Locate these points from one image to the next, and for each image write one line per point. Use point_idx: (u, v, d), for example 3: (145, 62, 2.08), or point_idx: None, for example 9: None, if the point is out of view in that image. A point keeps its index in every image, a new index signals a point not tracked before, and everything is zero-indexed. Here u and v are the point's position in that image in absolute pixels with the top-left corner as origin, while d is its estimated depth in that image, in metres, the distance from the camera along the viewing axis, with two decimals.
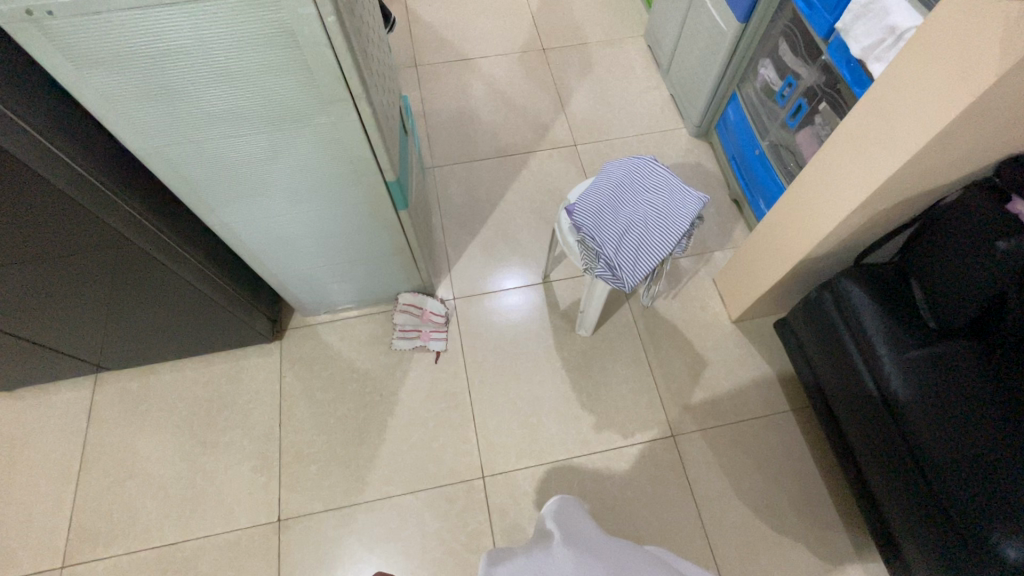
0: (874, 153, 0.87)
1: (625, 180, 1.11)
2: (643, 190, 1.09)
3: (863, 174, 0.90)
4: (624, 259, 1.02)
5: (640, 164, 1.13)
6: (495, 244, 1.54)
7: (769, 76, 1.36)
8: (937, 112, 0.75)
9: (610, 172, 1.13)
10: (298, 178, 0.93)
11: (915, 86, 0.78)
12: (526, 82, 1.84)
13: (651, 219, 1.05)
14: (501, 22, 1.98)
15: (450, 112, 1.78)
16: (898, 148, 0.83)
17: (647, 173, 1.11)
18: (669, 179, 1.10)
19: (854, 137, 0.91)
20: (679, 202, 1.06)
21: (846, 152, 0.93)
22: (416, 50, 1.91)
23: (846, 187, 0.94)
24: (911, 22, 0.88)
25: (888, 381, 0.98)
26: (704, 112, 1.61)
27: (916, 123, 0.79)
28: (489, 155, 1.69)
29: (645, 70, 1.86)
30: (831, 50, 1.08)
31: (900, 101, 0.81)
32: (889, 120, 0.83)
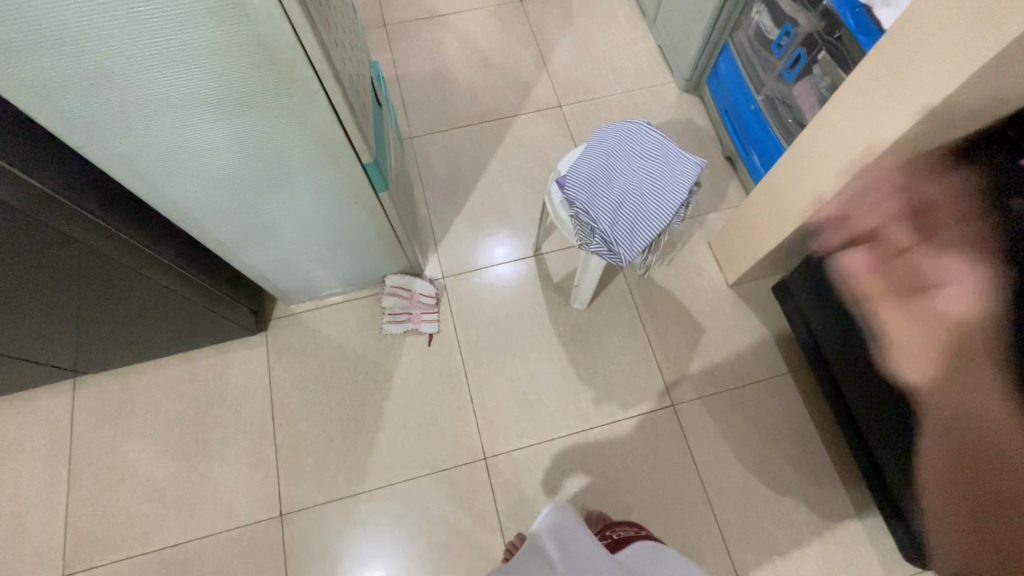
0: (886, 108, 0.82)
1: (617, 146, 1.04)
2: (637, 156, 1.03)
3: (874, 132, 0.85)
4: (620, 233, 0.98)
5: (633, 127, 1.06)
6: (481, 218, 1.47)
7: (764, 23, 1.28)
8: (958, 63, 0.71)
9: (601, 138, 1.06)
10: (267, 166, 0.86)
11: (934, 35, 0.72)
12: (504, 38, 1.72)
13: (648, 189, 1.00)
14: None
15: (425, 75, 1.66)
16: (913, 104, 0.78)
17: (641, 138, 1.04)
18: (664, 145, 1.04)
19: (862, 93, 0.85)
20: (676, 170, 1.01)
21: (854, 108, 0.88)
22: (383, 8, 1.76)
23: (852, 146, 0.90)
24: None
25: None
26: (695, 65, 1.52)
27: (934, 77, 0.74)
28: (469, 121, 1.59)
29: (630, 19, 1.75)
30: None
31: (915, 52, 0.76)
32: (903, 72, 0.78)
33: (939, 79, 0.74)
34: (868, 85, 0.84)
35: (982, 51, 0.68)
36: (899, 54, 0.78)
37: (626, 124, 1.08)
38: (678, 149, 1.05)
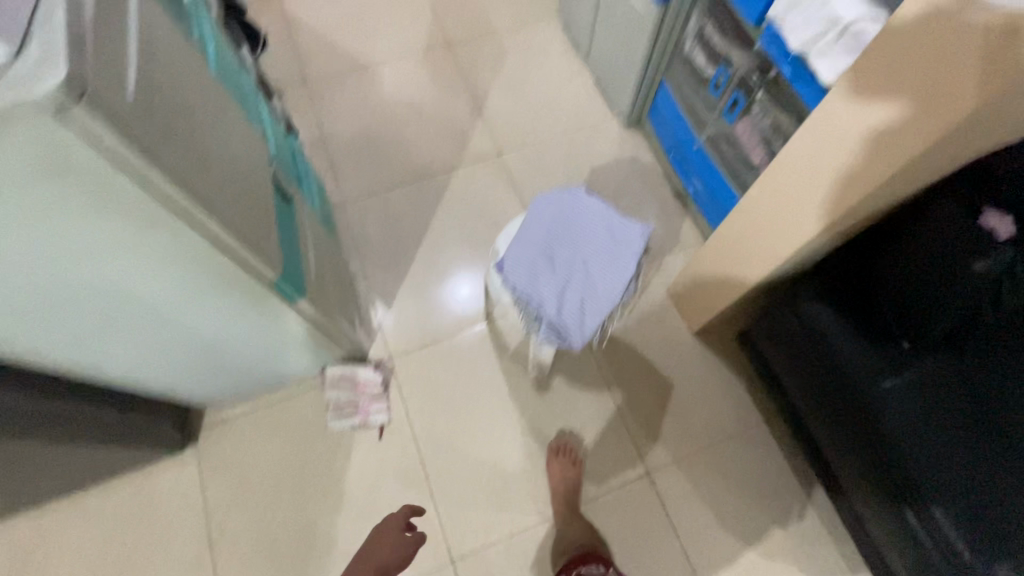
0: (842, 165, 0.77)
1: (557, 218, 0.95)
2: (580, 228, 0.94)
3: (831, 188, 0.80)
4: (569, 316, 0.90)
5: (572, 194, 0.97)
6: (426, 285, 1.37)
7: (700, 62, 1.24)
8: (923, 121, 0.66)
9: (538, 209, 0.96)
10: (154, 301, 0.73)
11: (891, 90, 0.68)
12: (435, 85, 1.62)
13: (594, 266, 0.92)
14: (396, 15, 1.73)
15: (353, 132, 1.55)
16: (874, 160, 0.73)
17: (582, 208, 0.95)
18: (607, 213, 0.95)
19: (807, 158, 0.80)
20: (622, 241, 0.93)
21: (806, 164, 0.82)
22: (302, 62, 1.65)
23: (804, 207, 0.84)
24: (855, 11, 0.75)
25: (870, 411, 0.89)
26: (634, 102, 1.46)
27: (896, 133, 0.70)
28: (404, 179, 1.49)
29: (564, 53, 1.67)
30: (764, 41, 0.93)
31: (869, 108, 0.71)
32: (857, 129, 0.73)
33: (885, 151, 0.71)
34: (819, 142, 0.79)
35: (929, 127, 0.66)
36: (852, 110, 0.73)
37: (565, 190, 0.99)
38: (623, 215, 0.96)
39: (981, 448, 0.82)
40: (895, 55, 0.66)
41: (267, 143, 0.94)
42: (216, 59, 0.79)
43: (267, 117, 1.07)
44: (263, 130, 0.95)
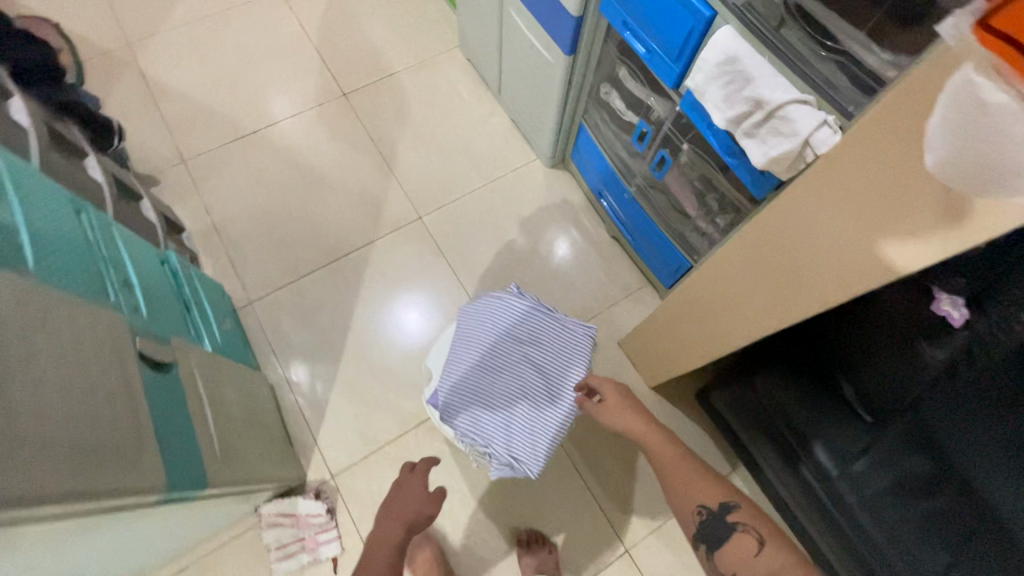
0: (786, 285, 0.68)
1: (494, 330, 0.86)
2: (521, 338, 0.86)
3: (778, 302, 0.71)
4: (519, 447, 0.80)
5: (505, 299, 0.88)
6: (360, 383, 1.24)
7: (616, 105, 1.13)
8: (870, 267, 0.56)
9: (471, 323, 0.88)
10: None
11: (836, 225, 0.57)
12: (335, 146, 1.45)
13: (542, 380, 0.83)
14: (279, 69, 1.54)
15: (249, 216, 1.37)
16: (821, 287, 0.63)
17: (518, 314, 0.87)
18: (546, 315, 0.88)
19: (747, 259, 0.72)
20: (567, 347, 0.86)
21: (747, 271, 0.73)
22: (176, 138, 1.43)
23: (748, 304, 0.76)
24: (781, 93, 0.67)
25: (838, 491, 0.88)
26: (554, 144, 1.36)
27: (840, 270, 0.59)
28: (317, 263, 1.33)
29: (472, 91, 1.54)
30: (684, 106, 0.84)
31: (813, 234, 0.61)
32: (801, 253, 0.63)
33: (832, 280, 0.61)
34: (767, 252, 0.69)
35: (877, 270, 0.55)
36: (797, 231, 0.63)
37: (496, 294, 0.90)
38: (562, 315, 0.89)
39: (951, 529, 0.82)
40: (839, 189, 0.55)
41: (128, 305, 0.77)
42: (28, 238, 0.62)
43: (133, 257, 0.88)
44: (120, 290, 0.77)
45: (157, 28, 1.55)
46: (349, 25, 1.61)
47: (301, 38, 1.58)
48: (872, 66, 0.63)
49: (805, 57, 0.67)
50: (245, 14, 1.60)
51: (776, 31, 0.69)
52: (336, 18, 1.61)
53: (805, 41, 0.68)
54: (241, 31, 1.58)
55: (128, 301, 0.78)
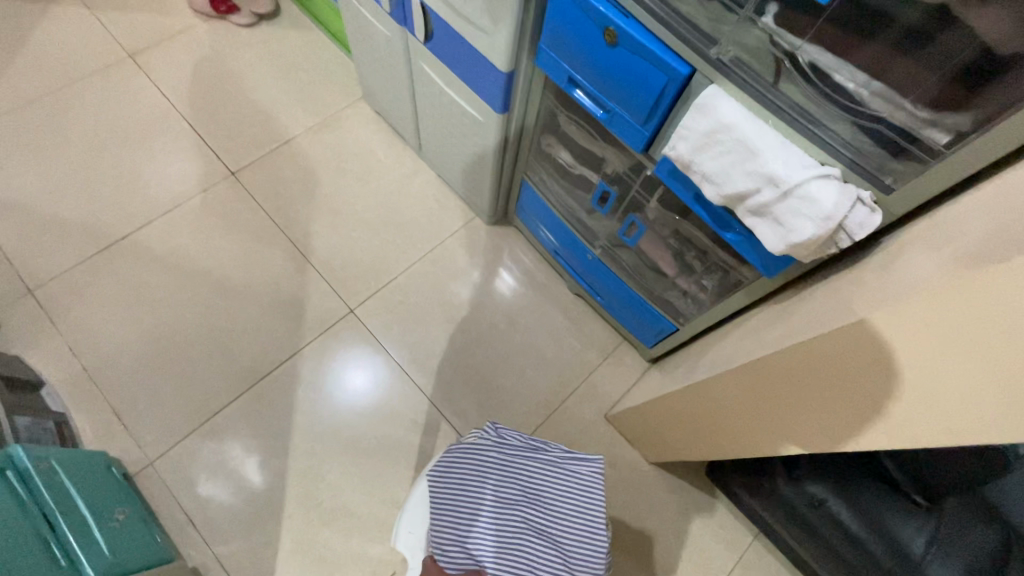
0: (845, 418, 0.54)
1: (483, 492, 0.67)
2: (519, 497, 0.68)
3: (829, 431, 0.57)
4: None
5: (488, 448, 0.71)
6: (310, 537, 1.01)
7: (565, 159, 0.97)
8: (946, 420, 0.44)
9: (453, 486, 0.67)
10: None
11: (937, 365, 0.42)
12: (232, 240, 1.20)
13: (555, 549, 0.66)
14: (144, 154, 1.25)
15: (131, 348, 1.09)
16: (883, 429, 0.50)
17: (508, 464, 0.70)
18: (541, 458, 0.72)
19: (787, 373, 0.60)
20: (574, 495, 0.70)
21: (792, 385, 0.60)
22: (17, 263, 1.12)
23: (789, 418, 0.63)
24: (795, 168, 0.54)
25: None
26: (495, 201, 1.18)
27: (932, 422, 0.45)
28: (231, 393, 1.08)
29: (389, 149, 1.33)
30: (661, 173, 0.70)
31: (868, 367, 0.49)
32: (866, 386, 0.50)
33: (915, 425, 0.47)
34: (808, 371, 0.57)
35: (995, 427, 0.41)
36: (848, 362, 0.51)
37: (473, 440, 0.72)
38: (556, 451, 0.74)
39: None
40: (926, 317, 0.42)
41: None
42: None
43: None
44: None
45: None
46: (226, 89, 1.34)
47: (167, 111, 1.30)
48: (899, 122, 0.50)
49: (816, 117, 0.54)
50: (89, 90, 1.30)
51: (773, 87, 0.55)
52: (207, 81, 1.35)
53: (809, 96, 0.55)
54: (87, 112, 1.28)
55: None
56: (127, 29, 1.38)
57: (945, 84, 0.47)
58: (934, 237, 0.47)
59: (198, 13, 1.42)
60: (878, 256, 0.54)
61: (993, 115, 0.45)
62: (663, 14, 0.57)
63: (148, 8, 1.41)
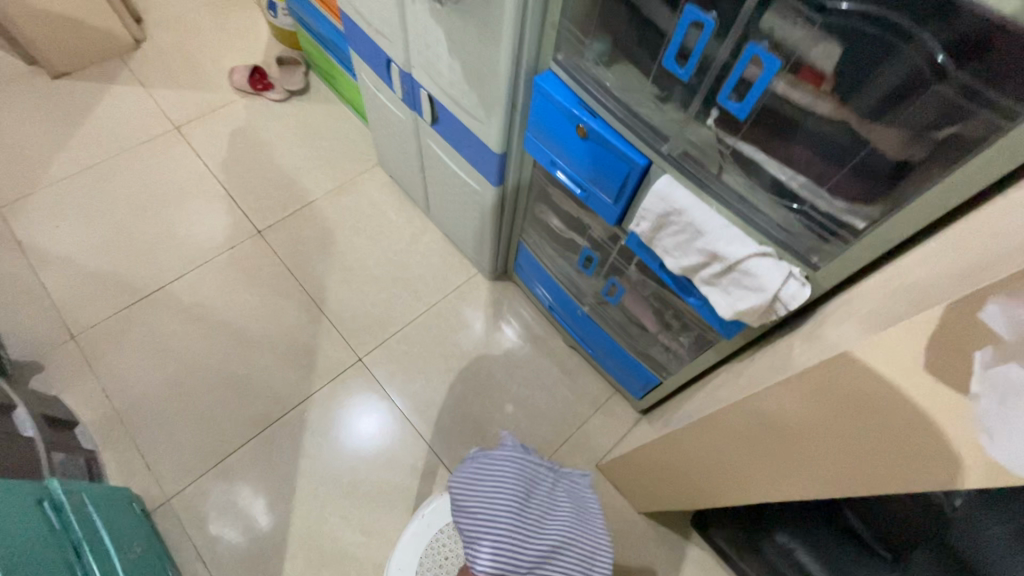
0: (787, 466, 0.61)
1: (523, 503, 0.62)
2: (549, 507, 0.65)
3: (777, 478, 0.64)
4: None
5: (512, 455, 0.67)
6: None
7: (556, 225, 1.08)
8: (859, 467, 0.51)
9: (487, 497, 0.60)
10: None
11: (849, 425, 0.50)
12: (255, 293, 1.31)
13: (591, 551, 0.64)
14: (180, 214, 1.40)
15: (157, 391, 1.18)
16: (816, 476, 0.57)
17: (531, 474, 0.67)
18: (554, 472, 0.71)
19: (735, 429, 0.66)
20: (583, 505, 0.70)
21: (740, 441, 0.66)
22: (62, 312, 1.24)
23: (747, 470, 0.68)
24: (736, 246, 0.62)
25: None
26: (495, 260, 1.28)
27: (850, 470, 0.53)
28: (245, 435, 1.16)
29: (400, 210, 1.46)
30: (632, 243, 0.79)
31: (796, 423, 0.56)
32: (797, 438, 0.57)
33: (838, 473, 0.54)
34: (750, 427, 0.63)
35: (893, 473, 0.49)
36: (781, 420, 0.58)
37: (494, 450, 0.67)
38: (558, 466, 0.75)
39: None
40: (827, 384, 0.50)
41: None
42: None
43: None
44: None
45: (34, 188, 1.39)
46: (257, 157, 1.50)
47: (204, 176, 1.46)
48: (825, 210, 0.58)
49: (753, 203, 0.63)
50: (138, 158, 1.47)
51: (716, 178, 0.64)
52: (241, 150, 1.51)
53: (748, 184, 0.63)
54: (134, 177, 1.44)
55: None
56: (174, 105, 1.56)
57: (851, 179, 0.54)
58: (848, 309, 0.55)
59: (236, 91, 1.60)
60: (806, 325, 0.61)
61: (891, 207, 0.52)
62: (624, 116, 0.68)
63: (193, 86, 1.60)
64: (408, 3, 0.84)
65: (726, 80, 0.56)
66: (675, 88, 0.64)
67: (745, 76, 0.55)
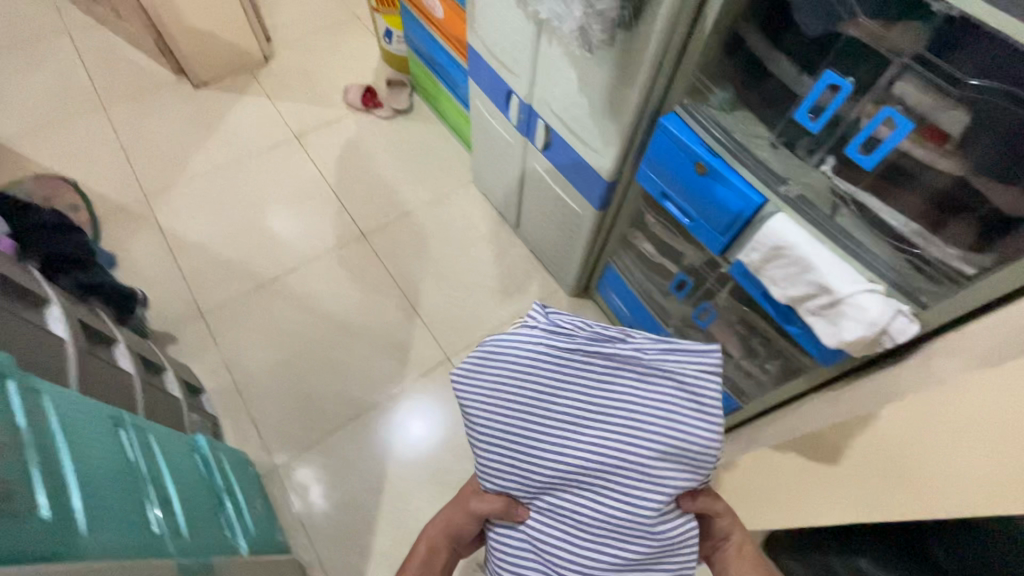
0: (879, 485, 0.66)
1: (534, 405, 0.62)
2: (589, 402, 0.61)
3: (865, 498, 0.68)
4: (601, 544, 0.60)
5: (541, 342, 0.63)
6: (397, 555, 1.15)
7: (648, 249, 1.15)
8: (957, 493, 0.55)
9: (496, 396, 0.63)
10: None
11: (956, 447, 0.55)
12: (357, 289, 1.44)
13: (635, 451, 0.59)
14: (295, 214, 1.56)
15: (270, 369, 1.32)
16: (910, 499, 0.61)
17: (561, 369, 0.62)
18: (607, 356, 0.62)
19: (838, 450, 0.71)
20: (652, 397, 0.60)
21: (838, 459, 0.72)
22: (193, 291, 1.41)
23: (836, 491, 0.73)
24: (847, 283, 0.69)
25: None
26: (579, 277, 1.37)
27: (947, 493, 0.56)
28: (343, 417, 1.28)
29: (490, 224, 1.57)
30: (736, 271, 0.86)
31: (905, 444, 0.61)
32: (900, 456, 0.62)
33: (934, 498, 0.58)
34: (855, 448, 0.68)
35: (989, 500, 0.52)
36: (889, 440, 0.63)
37: (524, 332, 0.64)
38: (640, 339, 0.63)
39: None
40: (942, 401, 0.56)
41: (147, 468, 0.75)
42: (36, 472, 0.53)
43: (166, 475, 0.79)
44: (135, 439, 0.76)
45: (174, 181, 1.59)
46: (364, 168, 1.65)
47: (318, 182, 1.62)
48: (938, 257, 0.63)
49: (867, 244, 0.69)
50: (262, 161, 1.65)
51: (831, 218, 0.71)
52: (350, 160, 1.67)
53: (862, 229, 0.70)
54: (258, 178, 1.61)
55: (148, 463, 0.76)
56: (295, 116, 1.75)
57: (967, 231, 0.60)
58: (954, 347, 0.61)
59: (348, 106, 1.77)
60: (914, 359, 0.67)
61: (1004, 261, 0.56)
62: (745, 158, 0.76)
63: (312, 100, 1.79)
64: (544, 46, 0.95)
65: (855, 137, 0.64)
66: (799, 142, 0.72)
67: (875, 134, 0.62)
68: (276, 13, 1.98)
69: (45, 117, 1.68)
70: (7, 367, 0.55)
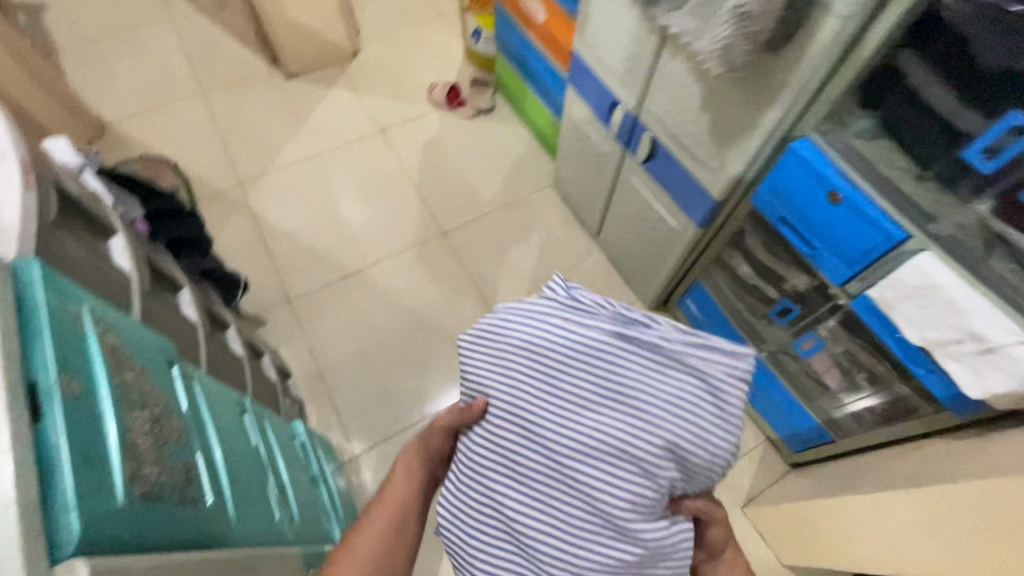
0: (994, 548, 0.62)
1: (535, 378, 0.58)
2: (596, 383, 0.57)
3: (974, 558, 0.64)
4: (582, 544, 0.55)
5: (555, 314, 0.60)
6: None
7: (745, 271, 1.12)
8: None
9: (498, 361, 0.60)
10: None
11: None
12: (437, 286, 1.47)
13: (636, 441, 0.54)
14: (379, 207, 1.59)
15: (352, 359, 1.36)
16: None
17: (573, 339, 0.58)
18: (625, 337, 0.58)
19: (960, 507, 0.67)
20: (668, 388, 0.56)
21: (956, 516, 0.68)
22: (282, 277, 1.46)
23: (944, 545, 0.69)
24: (1001, 332, 0.65)
25: None
26: (662, 292, 1.34)
27: None
28: (420, 413, 1.30)
29: (569, 230, 1.56)
30: (860, 305, 0.82)
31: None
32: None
33: None
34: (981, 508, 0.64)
35: None
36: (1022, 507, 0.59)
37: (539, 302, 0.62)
38: (665, 325, 0.60)
39: None
40: None
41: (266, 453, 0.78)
42: (203, 459, 0.56)
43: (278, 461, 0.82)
44: (256, 425, 0.79)
45: (267, 169, 1.64)
46: (447, 166, 1.67)
47: (402, 177, 1.65)
48: None
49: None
50: (349, 154, 1.69)
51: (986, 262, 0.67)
52: (434, 157, 1.69)
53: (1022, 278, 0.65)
54: (345, 171, 1.65)
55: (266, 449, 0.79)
56: (381, 111, 1.78)
57: None
58: None
59: (432, 104, 1.79)
60: None
61: None
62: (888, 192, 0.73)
63: (398, 96, 1.81)
64: (666, 60, 0.94)
65: None
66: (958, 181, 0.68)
67: None
68: (365, 8, 2.02)
69: (150, 101, 1.77)
70: (172, 355, 0.58)
